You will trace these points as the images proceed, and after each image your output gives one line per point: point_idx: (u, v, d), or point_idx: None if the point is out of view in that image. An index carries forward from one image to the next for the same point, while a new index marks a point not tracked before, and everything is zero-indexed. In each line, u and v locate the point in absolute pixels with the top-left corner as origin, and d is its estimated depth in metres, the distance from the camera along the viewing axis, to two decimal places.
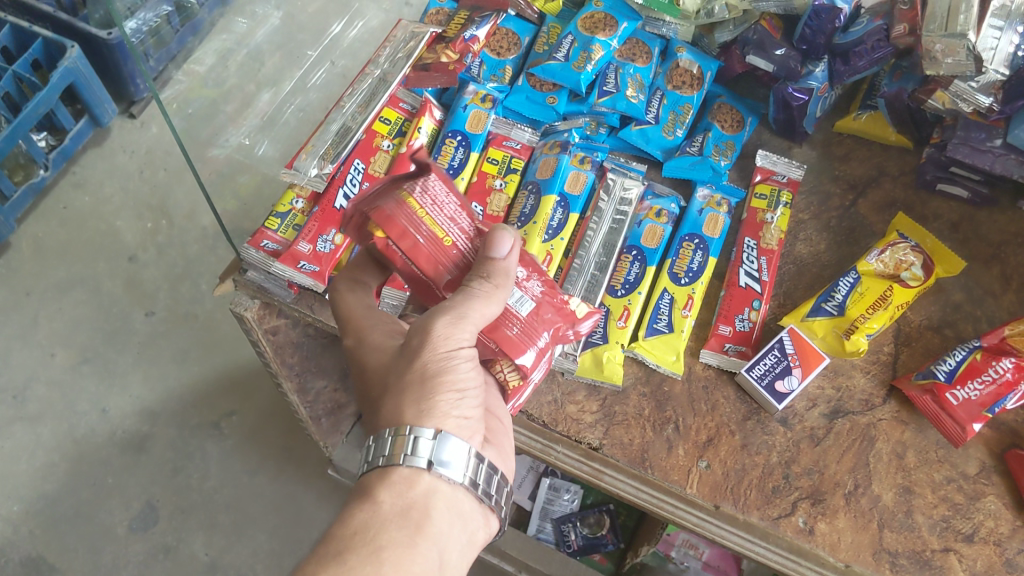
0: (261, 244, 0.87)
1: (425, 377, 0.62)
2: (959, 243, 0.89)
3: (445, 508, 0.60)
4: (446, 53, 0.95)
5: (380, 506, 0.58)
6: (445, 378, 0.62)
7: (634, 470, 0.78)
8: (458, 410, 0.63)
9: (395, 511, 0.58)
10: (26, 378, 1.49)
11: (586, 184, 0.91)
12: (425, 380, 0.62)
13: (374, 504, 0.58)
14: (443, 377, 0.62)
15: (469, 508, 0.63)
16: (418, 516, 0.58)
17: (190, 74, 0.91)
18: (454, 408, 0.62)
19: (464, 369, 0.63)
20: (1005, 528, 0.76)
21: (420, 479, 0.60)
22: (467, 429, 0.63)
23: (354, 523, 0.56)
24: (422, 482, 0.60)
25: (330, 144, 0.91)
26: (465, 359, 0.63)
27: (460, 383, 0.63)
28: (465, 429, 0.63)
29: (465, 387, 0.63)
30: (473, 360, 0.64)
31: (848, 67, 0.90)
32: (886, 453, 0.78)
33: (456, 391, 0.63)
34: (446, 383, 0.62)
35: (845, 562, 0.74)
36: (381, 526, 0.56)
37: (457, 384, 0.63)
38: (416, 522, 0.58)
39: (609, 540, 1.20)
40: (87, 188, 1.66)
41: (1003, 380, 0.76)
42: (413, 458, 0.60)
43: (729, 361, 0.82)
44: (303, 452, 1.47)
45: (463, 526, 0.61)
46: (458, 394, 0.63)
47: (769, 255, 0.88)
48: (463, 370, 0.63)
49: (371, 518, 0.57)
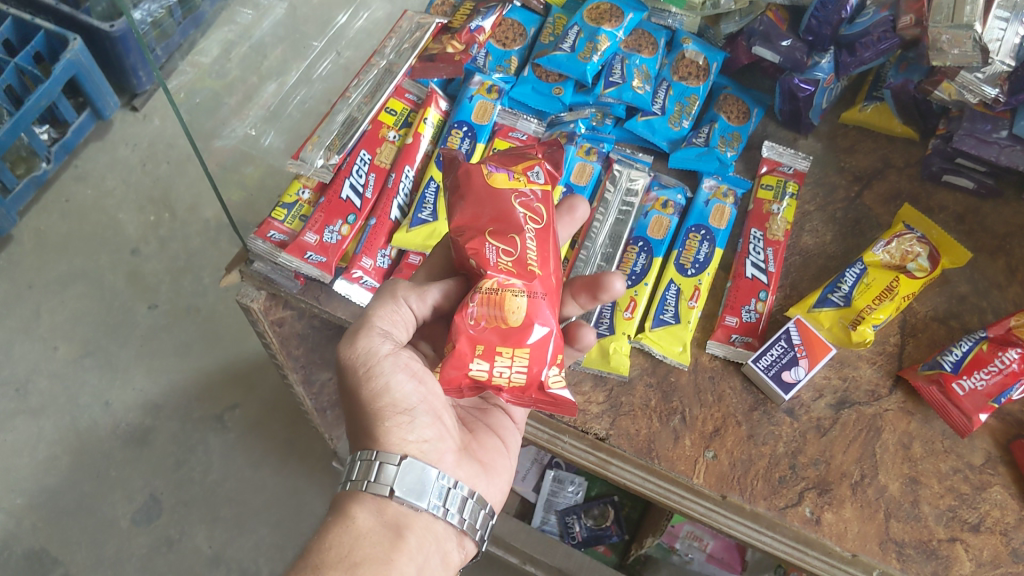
0: (268, 235, 0.87)
1: (366, 410, 0.64)
2: (965, 234, 0.90)
3: (418, 529, 0.63)
4: (453, 44, 0.96)
5: (354, 523, 0.62)
6: (385, 404, 0.64)
7: (641, 460, 0.78)
8: (413, 434, 0.65)
9: (369, 530, 0.62)
10: (27, 371, 1.49)
11: (592, 175, 0.92)
12: (367, 413, 0.64)
13: (350, 520, 0.62)
14: (383, 406, 0.64)
15: (442, 531, 0.65)
16: (391, 536, 0.62)
17: (196, 66, 0.92)
18: (408, 433, 0.65)
19: (399, 386, 0.64)
20: (1011, 518, 0.76)
21: (388, 505, 0.63)
22: (429, 450, 0.66)
23: (330, 539, 0.60)
24: (392, 507, 0.63)
25: (336, 134, 0.90)
26: (393, 381, 0.64)
27: (401, 405, 0.64)
28: (427, 451, 0.66)
29: (408, 406, 0.65)
30: (405, 377, 0.64)
31: (854, 59, 0.89)
32: (892, 443, 0.79)
33: (401, 413, 0.64)
34: (387, 413, 0.64)
35: (852, 552, 0.74)
36: (356, 542, 0.60)
37: (401, 409, 0.64)
38: (389, 540, 0.61)
39: (613, 532, 1.20)
40: (89, 181, 1.66)
41: (1010, 370, 0.76)
42: (378, 484, 0.63)
43: (737, 351, 0.82)
44: (306, 445, 1.47)
45: (436, 547, 0.64)
46: (406, 418, 0.65)
47: (776, 246, 0.88)
48: (397, 387, 0.64)
49: (346, 534, 0.61)
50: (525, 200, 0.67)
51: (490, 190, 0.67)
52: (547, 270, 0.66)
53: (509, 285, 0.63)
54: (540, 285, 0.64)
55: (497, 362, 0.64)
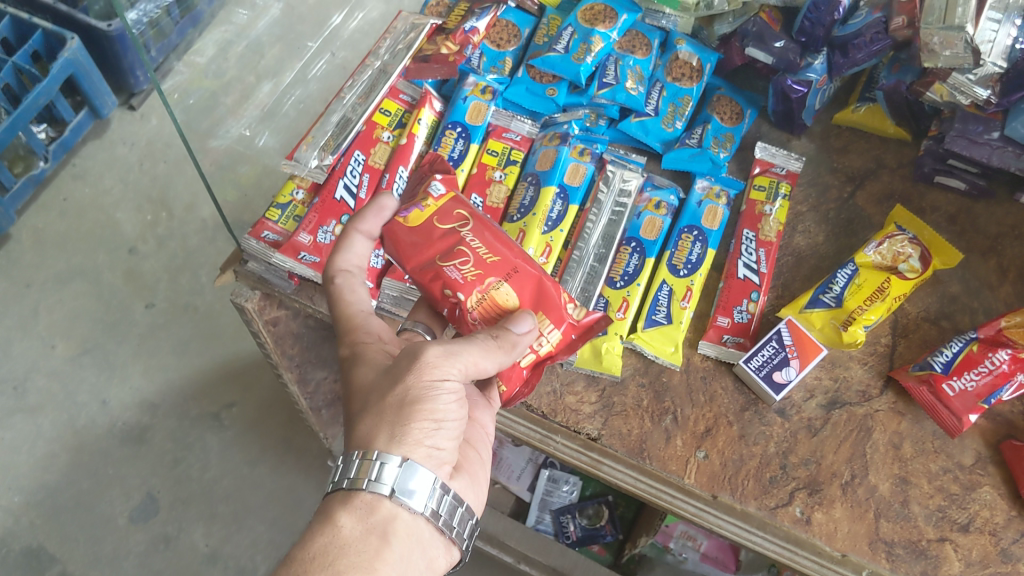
0: (262, 235, 0.87)
1: (404, 404, 0.62)
2: (956, 235, 0.90)
3: (404, 536, 0.62)
4: (447, 45, 0.96)
5: (341, 531, 0.60)
6: (424, 408, 0.62)
7: (633, 460, 0.78)
8: (430, 440, 0.63)
9: (355, 538, 0.59)
10: (26, 369, 1.50)
11: (585, 175, 0.91)
12: (403, 406, 0.62)
13: (335, 527, 0.60)
14: (422, 407, 0.62)
15: (429, 536, 0.64)
16: (377, 543, 0.60)
17: (191, 66, 0.94)
18: (427, 438, 0.63)
19: (446, 401, 0.63)
20: (1000, 518, 0.76)
21: (381, 505, 0.61)
22: (436, 459, 0.64)
23: (315, 547, 0.58)
24: (383, 509, 0.61)
25: (330, 135, 0.91)
26: (443, 394, 0.63)
27: (438, 413, 0.63)
28: (434, 459, 0.64)
29: (443, 417, 0.63)
30: (454, 398, 0.64)
31: (847, 60, 0.89)
32: (882, 443, 0.79)
33: (433, 422, 0.63)
34: (419, 416, 0.62)
35: (842, 551, 0.75)
36: (341, 551, 0.58)
37: (435, 416, 0.63)
38: (375, 548, 0.59)
39: (608, 531, 1.21)
40: (88, 179, 1.67)
41: (999, 371, 0.77)
42: (377, 484, 0.60)
43: (728, 352, 0.83)
44: (303, 443, 1.47)
45: (422, 553, 0.63)
46: (434, 425, 0.63)
47: (768, 247, 0.88)
48: (446, 403, 0.63)
49: (332, 542, 0.58)
50: (445, 216, 0.72)
51: (415, 232, 0.72)
52: (491, 238, 0.72)
53: (472, 245, 0.71)
54: (507, 264, 0.71)
55: (503, 288, 0.70)
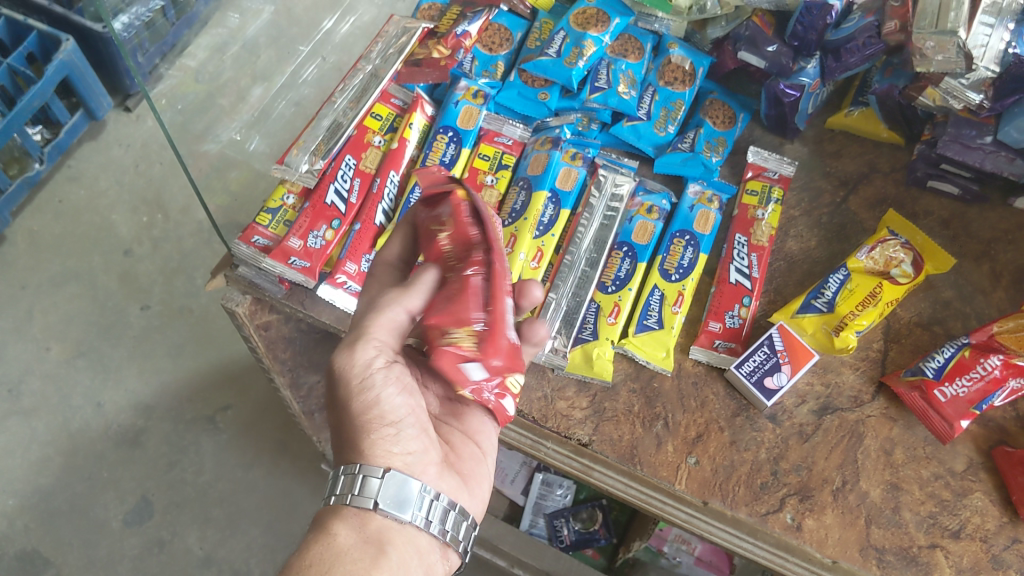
0: (251, 240, 0.87)
1: (353, 421, 0.63)
2: (949, 240, 0.90)
3: (400, 545, 0.62)
4: (437, 49, 0.96)
5: (336, 540, 0.60)
6: (373, 416, 0.63)
7: (624, 466, 0.78)
8: (398, 446, 0.64)
9: (350, 546, 0.60)
10: (21, 371, 1.49)
11: (576, 180, 0.91)
12: (355, 426, 0.63)
13: (330, 537, 0.61)
14: (368, 417, 0.63)
15: (425, 543, 0.64)
16: (373, 552, 0.60)
17: (184, 70, 0.95)
18: (393, 445, 0.64)
19: (389, 399, 0.63)
20: (991, 524, 0.76)
21: (372, 517, 0.62)
22: (414, 463, 0.64)
23: (311, 556, 0.59)
24: (375, 520, 0.62)
25: (321, 139, 0.91)
26: (382, 391, 0.62)
27: (388, 416, 0.63)
28: (412, 463, 0.64)
29: (396, 418, 0.64)
30: (394, 389, 0.63)
31: (839, 64, 0.89)
32: (874, 449, 0.79)
33: (389, 426, 0.63)
34: (373, 426, 0.63)
35: (832, 558, 0.75)
36: (337, 559, 0.59)
37: (387, 420, 0.63)
38: (371, 557, 0.60)
39: (602, 535, 1.21)
40: (83, 181, 1.66)
41: (991, 377, 0.77)
42: (361, 498, 0.61)
43: (719, 357, 0.82)
44: (297, 446, 1.47)
45: (418, 560, 0.63)
46: (393, 429, 0.64)
47: (759, 252, 0.88)
48: (386, 400, 0.63)
49: (327, 551, 0.59)
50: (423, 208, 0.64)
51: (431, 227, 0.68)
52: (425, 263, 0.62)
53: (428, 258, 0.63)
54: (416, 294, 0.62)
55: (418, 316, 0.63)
